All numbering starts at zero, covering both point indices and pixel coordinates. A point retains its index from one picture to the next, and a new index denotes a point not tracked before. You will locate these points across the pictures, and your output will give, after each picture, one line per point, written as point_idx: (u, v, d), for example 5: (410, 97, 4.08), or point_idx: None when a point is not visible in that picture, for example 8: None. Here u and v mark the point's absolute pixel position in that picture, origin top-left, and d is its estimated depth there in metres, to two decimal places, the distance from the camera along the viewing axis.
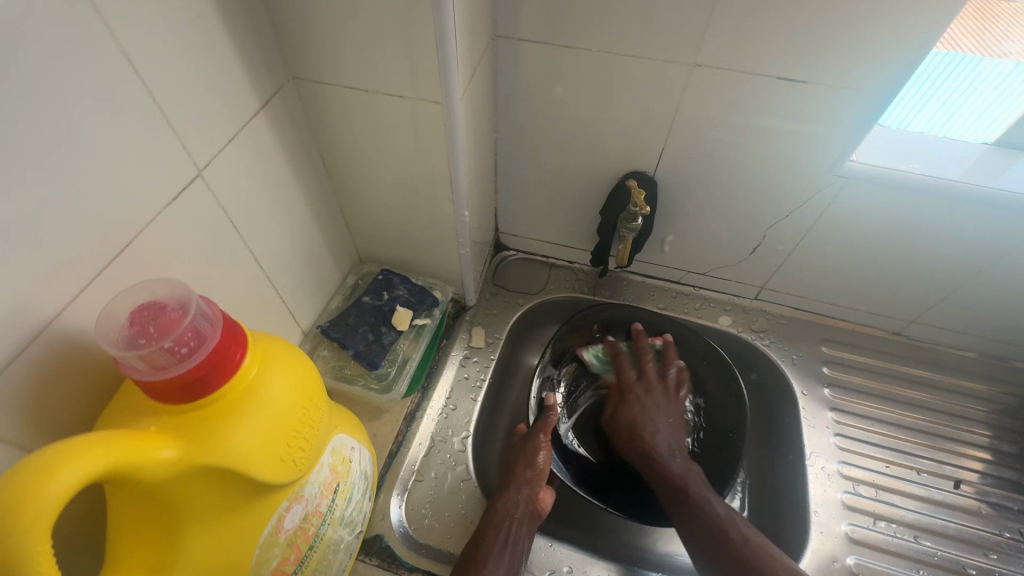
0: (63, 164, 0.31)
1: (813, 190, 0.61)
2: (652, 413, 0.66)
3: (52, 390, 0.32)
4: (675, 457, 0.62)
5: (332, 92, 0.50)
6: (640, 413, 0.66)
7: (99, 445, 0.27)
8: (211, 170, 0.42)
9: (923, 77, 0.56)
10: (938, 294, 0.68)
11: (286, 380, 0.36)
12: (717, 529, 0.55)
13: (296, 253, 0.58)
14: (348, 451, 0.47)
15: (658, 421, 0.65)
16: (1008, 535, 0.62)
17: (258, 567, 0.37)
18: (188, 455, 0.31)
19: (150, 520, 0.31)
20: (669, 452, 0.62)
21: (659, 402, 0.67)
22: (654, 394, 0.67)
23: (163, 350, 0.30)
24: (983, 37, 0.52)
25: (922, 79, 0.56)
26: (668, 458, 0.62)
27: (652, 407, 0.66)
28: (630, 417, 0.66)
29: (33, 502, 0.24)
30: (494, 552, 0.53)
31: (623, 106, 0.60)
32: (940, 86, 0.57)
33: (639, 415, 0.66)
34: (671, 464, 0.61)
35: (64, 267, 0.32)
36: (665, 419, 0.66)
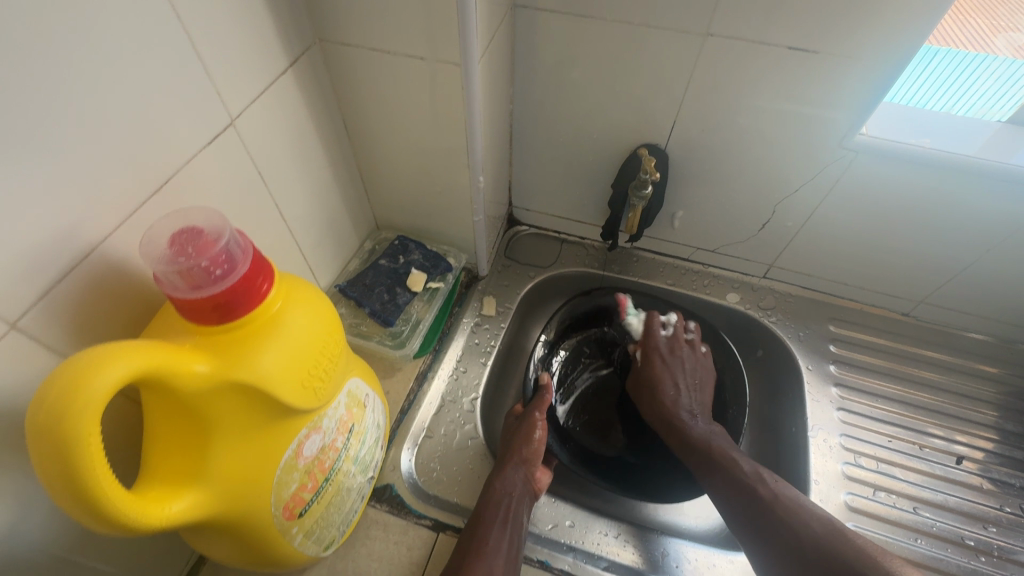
0: (108, 98, 0.33)
1: (823, 163, 0.62)
2: (677, 375, 0.69)
3: (97, 309, 0.35)
4: (698, 422, 0.65)
5: (356, 54, 0.53)
6: (667, 375, 0.68)
7: (142, 350, 0.30)
8: (242, 121, 0.45)
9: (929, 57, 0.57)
10: (947, 273, 0.69)
11: (307, 315, 0.39)
12: (744, 481, 0.56)
13: (318, 212, 0.60)
14: (364, 396, 0.50)
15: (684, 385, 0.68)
16: (1009, 511, 0.63)
17: (278, 489, 0.39)
18: (220, 371, 0.33)
19: (183, 430, 0.34)
20: (693, 416, 0.65)
21: (685, 364, 0.69)
22: (686, 356, 0.70)
23: (200, 269, 0.33)
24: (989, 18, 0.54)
25: (929, 58, 0.57)
26: (690, 422, 0.65)
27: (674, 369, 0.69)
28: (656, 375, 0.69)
29: (85, 390, 0.27)
30: (495, 526, 0.53)
31: (636, 77, 0.61)
32: (949, 65, 0.57)
33: (665, 375, 0.69)
34: (696, 428, 0.64)
35: (109, 195, 0.35)
36: (687, 379, 0.69)
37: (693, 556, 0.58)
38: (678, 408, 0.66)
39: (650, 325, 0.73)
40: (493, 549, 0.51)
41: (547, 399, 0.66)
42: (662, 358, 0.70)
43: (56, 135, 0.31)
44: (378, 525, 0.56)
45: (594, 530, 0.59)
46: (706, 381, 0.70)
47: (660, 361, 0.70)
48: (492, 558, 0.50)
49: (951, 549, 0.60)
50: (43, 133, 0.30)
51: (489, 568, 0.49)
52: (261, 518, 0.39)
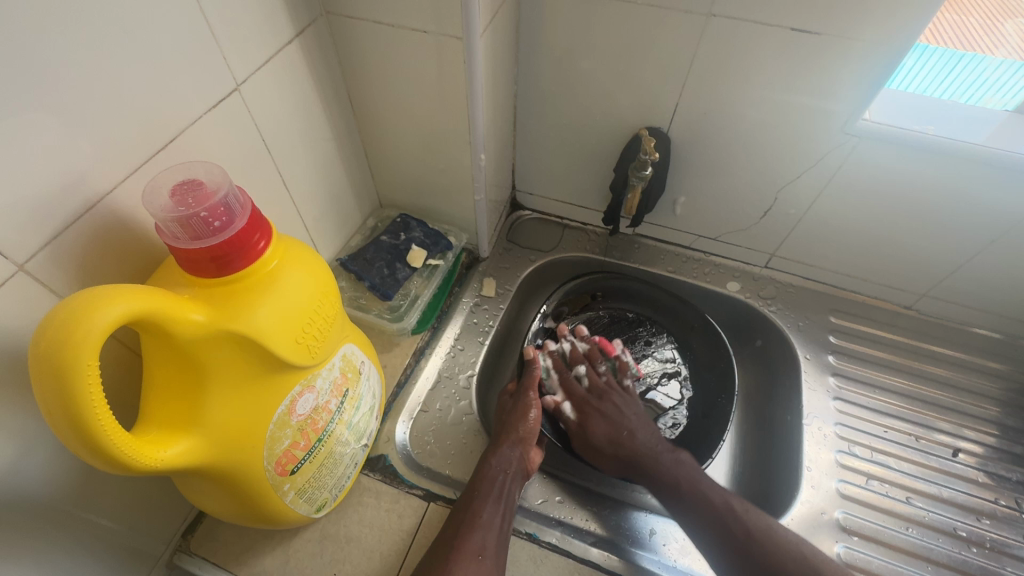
0: (116, 52, 0.34)
1: (825, 149, 0.62)
2: (622, 418, 0.64)
3: (102, 259, 0.37)
4: (661, 449, 0.61)
5: (361, 28, 0.53)
6: (609, 423, 0.64)
7: (140, 294, 0.31)
8: (248, 87, 0.46)
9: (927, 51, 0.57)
10: (950, 266, 0.68)
11: (304, 275, 0.40)
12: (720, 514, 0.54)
13: (321, 186, 0.61)
14: (359, 363, 0.50)
15: (631, 420, 0.64)
16: (1004, 504, 0.62)
17: (271, 443, 0.40)
18: (216, 320, 0.34)
19: (180, 377, 0.35)
20: (652, 448, 0.61)
21: (619, 406, 0.65)
22: (607, 398, 0.66)
23: (199, 219, 0.34)
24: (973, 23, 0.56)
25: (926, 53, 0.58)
26: (657, 453, 0.61)
27: (617, 412, 0.65)
28: (605, 424, 0.64)
29: (85, 326, 0.28)
30: (489, 502, 0.53)
31: (640, 59, 0.62)
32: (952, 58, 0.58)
33: (608, 425, 0.64)
34: (659, 459, 0.60)
35: (115, 150, 0.36)
36: (635, 417, 0.65)
37: (680, 536, 0.59)
38: (633, 447, 0.61)
39: (567, 382, 0.68)
40: (484, 525, 0.51)
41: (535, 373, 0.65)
42: (596, 408, 0.65)
43: (64, 84, 0.32)
44: (371, 493, 0.57)
45: (583, 507, 0.60)
46: (643, 416, 0.66)
47: (597, 412, 0.65)
48: (485, 534, 0.50)
49: (942, 539, 0.60)
50: (52, 82, 0.31)
51: (481, 543, 0.49)
52: (254, 470, 0.40)
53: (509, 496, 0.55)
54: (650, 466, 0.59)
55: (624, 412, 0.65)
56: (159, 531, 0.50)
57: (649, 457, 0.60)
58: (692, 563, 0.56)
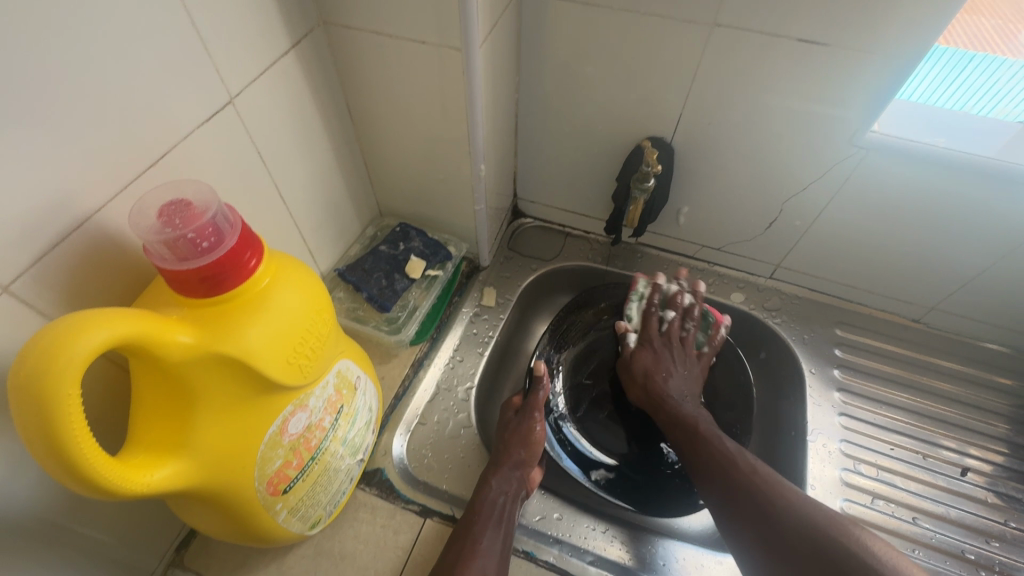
0: (103, 68, 0.34)
1: (833, 161, 0.60)
2: (666, 363, 0.69)
3: (89, 278, 0.36)
4: (687, 401, 0.65)
5: (359, 38, 0.53)
6: (656, 360, 0.69)
7: (125, 318, 0.30)
8: (242, 100, 0.45)
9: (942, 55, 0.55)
10: (959, 279, 0.66)
11: (296, 293, 0.39)
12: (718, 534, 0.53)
13: (319, 196, 0.61)
14: (355, 378, 0.50)
15: (671, 369, 0.68)
16: (1014, 526, 0.61)
17: (262, 464, 0.40)
18: (204, 342, 0.34)
19: (168, 399, 0.34)
20: (681, 396, 0.65)
21: (676, 356, 0.70)
22: (674, 347, 0.70)
23: (186, 241, 0.33)
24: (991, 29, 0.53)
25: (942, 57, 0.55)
26: (679, 402, 0.64)
27: (667, 359, 0.69)
28: (651, 359, 0.69)
29: (68, 352, 0.27)
30: (489, 525, 0.52)
31: (642, 67, 0.60)
32: (966, 64, 0.55)
33: (653, 364, 0.68)
34: (684, 406, 0.64)
35: (103, 168, 0.35)
36: (681, 371, 0.69)
37: (680, 554, 0.57)
38: (664, 391, 0.66)
39: (648, 316, 0.72)
40: (485, 550, 0.50)
41: (541, 395, 0.64)
42: (653, 347, 0.70)
43: (51, 103, 0.31)
44: (366, 508, 0.56)
45: (581, 525, 0.59)
46: (693, 375, 0.69)
47: (651, 349, 0.70)
48: (485, 558, 0.49)
49: (950, 562, 0.58)
50: (37, 100, 0.31)
51: (481, 569, 0.48)
52: (244, 491, 0.40)
53: (510, 517, 0.54)
54: (668, 406, 0.64)
55: (673, 362, 0.69)
56: (152, 547, 0.50)
57: (671, 399, 0.65)
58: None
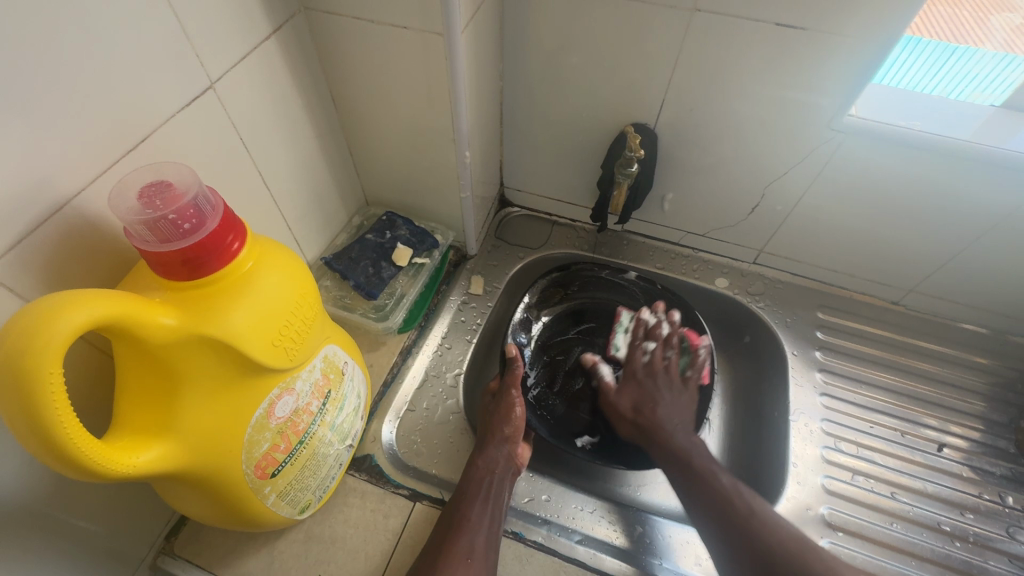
0: (82, 50, 0.34)
1: (812, 145, 0.61)
2: (656, 393, 0.64)
3: (71, 261, 0.36)
4: (676, 429, 0.60)
5: (341, 24, 0.53)
6: (644, 392, 0.64)
7: (107, 299, 0.30)
8: (223, 85, 0.45)
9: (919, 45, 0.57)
10: (935, 262, 0.68)
11: (280, 277, 0.39)
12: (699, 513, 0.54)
13: (304, 184, 0.61)
14: (342, 364, 0.50)
15: (665, 398, 0.63)
16: (988, 498, 0.63)
17: (249, 447, 0.40)
18: (188, 324, 0.34)
19: (153, 382, 0.34)
20: (672, 426, 0.60)
21: (664, 388, 0.64)
22: (661, 378, 0.65)
23: (167, 222, 0.33)
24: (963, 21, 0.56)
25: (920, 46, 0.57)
26: (671, 432, 0.60)
27: (657, 390, 0.64)
28: (643, 392, 0.64)
29: (49, 332, 0.27)
30: (477, 503, 0.53)
31: (625, 54, 0.61)
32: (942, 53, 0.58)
33: (643, 396, 0.64)
34: (675, 437, 0.59)
35: (82, 152, 0.35)
36: (671, 403, 0.63)
37: (671, 534, 0.58)
38: (654, 419, 0.61)
39: (632, 350, 0.68)
40: (473, 526, 0.51)
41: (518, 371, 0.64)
42: (639, 381, 0.65)
43: (26, 85, 0.31)
44: (356, 493, 0.57)
45: (570, 506, 0.59)
46: (682, 404, 0.63)
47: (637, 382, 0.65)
48: (473, 535, 0.50)
49: (927, 534, 0.60)
50: (12, 82, 0.31)
51: (469, 545, 0.49)
52: (232, 475, 0.40)
53: (498, 495, 0.55)
54: (657, 439, 0.59)
55: (662, 390, 0.64)
56: (141, 534, 0.50)
57: (662, 430, 0.60)
58: (679, 560, 0.57)
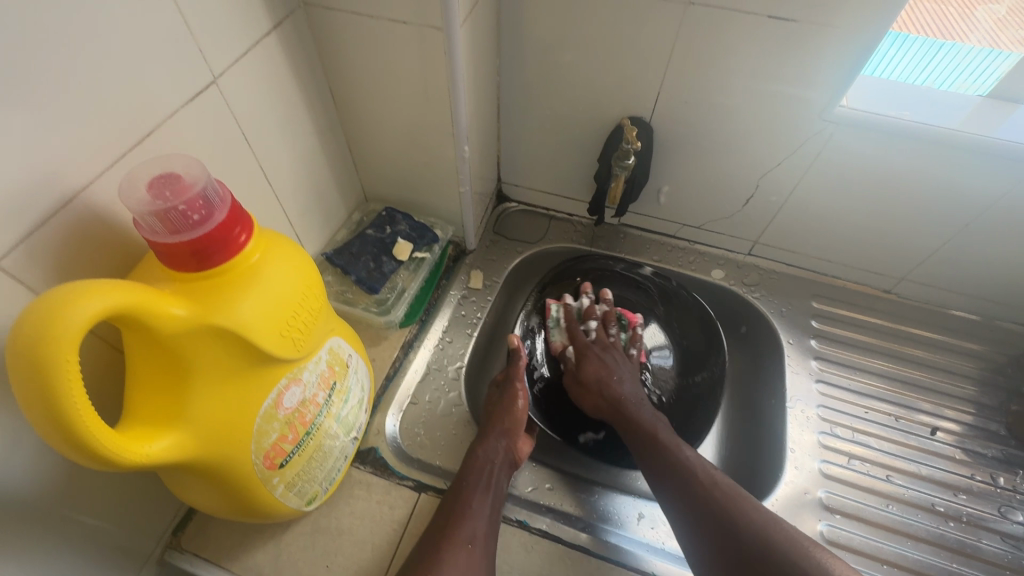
0: (89, 44, 0.34)
1: (805, 136, 0.63)
2: (614, 366, 0.66)
3: (79, 254, 0.36)
4: (642, 406, 0.61)
5: (340, 19, 0.53)
6: (603, 365, 0.66)
7: (119, 288, 0.31)
8: (226, 80, 0.45)
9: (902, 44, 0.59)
10: (926, 249, 0.69)
11: (286, 268, 0.40)
12: None
13: (304, 180, 0.61)
14: (347, 356, 0.51)
15: (621, 371, 0.66)
16: (980, 479, 0.64)
17: (258, 437, 0.41)
18: (198, 314, 0.34)
19: (163, 372, 0.35)
20: (636, 399, 0.62)
21: (617, 361, 0.67)
22: (610, 352, 0.68)
23: (177, 213, 0.34)
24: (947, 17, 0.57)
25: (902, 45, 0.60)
26: (636, 402, 0.61)
27: (612, 361, 0.66)
28: (600, 364, 0.66)
29: (64, 320, 0.28)
30: (478, 490, 0.54)
31: (620, 48, 0.62)
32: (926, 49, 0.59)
33: (602, 369, 0.65)
34: (644, 416, 0.60)
35: (89, 146, 0.36)
36: (628, 373, 0.66)
37: (628, 506, 0.61)
38: (619, 392, 0.63)
39: (573, 332, 0.71)
40: (474, 513, 0.51)
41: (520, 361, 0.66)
42: (595, 353, 0.68)
43: (35, 79, 0.32)
44: (361, 485, 0.57)
45: (569, 497, 0.60)
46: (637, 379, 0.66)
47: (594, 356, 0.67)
48: (476, 521, 0.51)
49: (921, 515, 0.61)
50: (22, 76, 0.31)
51: (472, 531, 0.50)
52: (241, 465, 0.41)
53: (498, 484, 0.56)
54: (627, 410, 0.61)
55: (619, 362, 0.67)
56: (149, 529, 0.50)
57: (630, 401, 0.62)
58: (642, 531, 0.58)
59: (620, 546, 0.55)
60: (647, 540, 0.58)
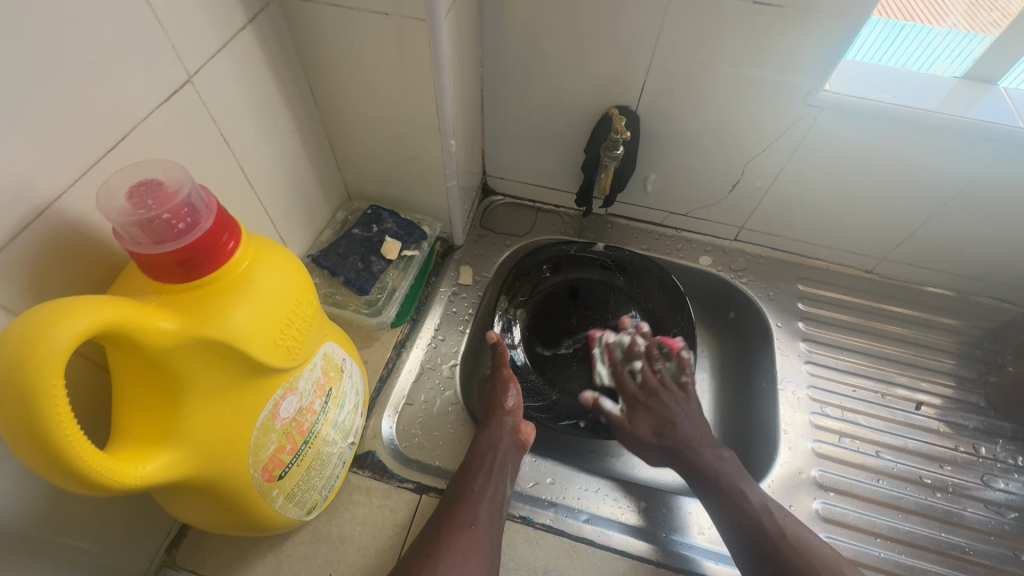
0: (54, 42, 0.32)
1: (790, 121, 0.63)
2: (668, 410, 0.63)
3: (54, 268, 0.34)
4: (704, 441, 0.60)
5: (317, 12, 0.51)
6: (658, 416, 0.63)
7: (104, 304, 0.29)
8: (201, 78, 0.43)
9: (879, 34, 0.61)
10: (906, 230, 0.71)
11: (277, 274, 0.38)
12: None
13: (286, 180, 0.59)
14: (340, 361, 0.49)
15: (676, 410, 0.63)
16: (964, 450, 0.66)
17: (256, 450, 0.39)
18: (188, 327, 0.33)
19: (154, 389, 0.33)
20: (696, 440, 0.60)
21: (673, 404, 0.64)
22: (666, 394, 0.64)
23: (161, 222, 0.32)
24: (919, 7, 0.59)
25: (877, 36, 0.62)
26: (700, 449, 0.59)
27: (670, 405, 0.63)
28: (655, 411, 0.63)
29: (48, 340, 0.26)
30: (479, 474, 0.54)
31: (606, 37, 0.61)
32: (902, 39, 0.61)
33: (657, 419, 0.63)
34: (705, 452, 0.59)
35: (59, 154, 0.33)
36: (687, 413, 0.63)
37: (673, 505, 0.60)
38: (677, 442, 0.60)
39: (619, 377, 0.67)
40: (478, 498, 0.52)
41: (504, 354, 0.66)
42: (645, 404, 0.64)
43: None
44: (361, 491, 0.56)
45: (574, 486, 0.60)
46: (685, 413, 0.63)
47: (645, 409, 0.63)
48: (477, 504, 0.51)
49: (910, 488, 0.63)
50: None
51: (474, 514, 0.50)
52: (240, 479, 0.39)
53: (503, 469, 0.56)
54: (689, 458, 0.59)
55: (674, 406, 0.64)
56: (141, 549, 0.48)
57: (691, 449, 0.59)
58: (683, 528, 0.59)
59: (681, 553, 0.55)
60: (700, 542, 0.58)
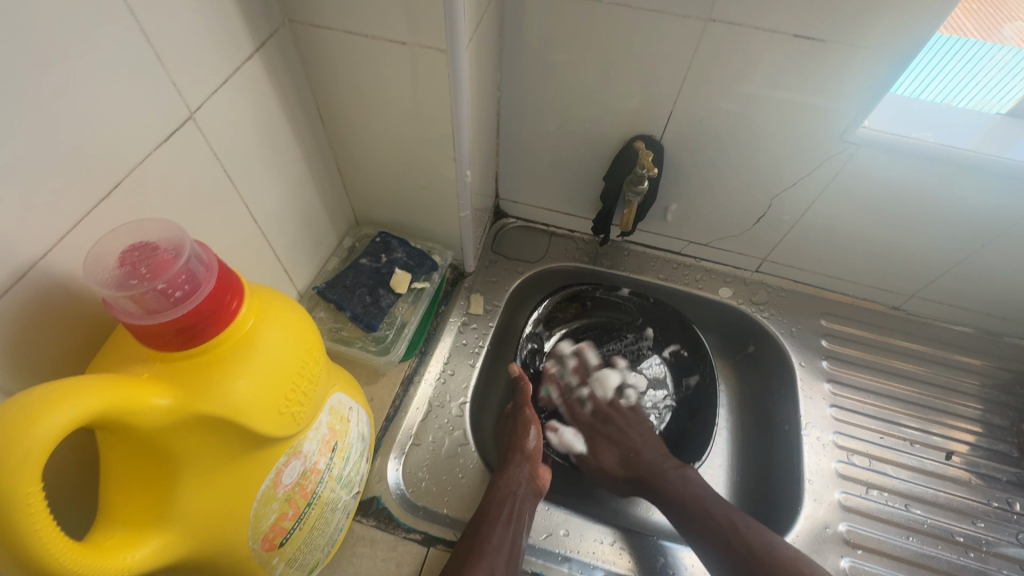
0: (37, 84, 0.28)
1: (824, 157, 0.60)
2: (626, 435, 0.66)
3: (39, 331, 0.31)
4: (667, 465, 0.62)
5: (329, 38, 0.48)
6: (619, 439, 0.65)
7: (90, 387, 0.26)
8: (204, 114, 0.40)
9: (926, 61, 0.57)
10: (938, 269, 0.68)
11: (284, 332, 0.35)
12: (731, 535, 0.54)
13: (292, 210, 0.56)
14: (347, 411, 0.46)
15: (637, 438, 0.65)
16: (996, 505, 0.64)
17: (256, 521, 0.36)
18: (184, 403, 0.30)
19: (146, 468, 0.31)
20: (659, 462, 0.62)
21: (625, 425, 0.67)
22: (620, 419, 0.68)
23: (156, 292, 0.30)
24: (983, 27, 0.53)
25: (923, 64, 0.57)
26: (659, 460, 0.62)
27: (626, 430, 0.66)
28: (617, 436, 0.66)
29: (25, 441, 0.23)
30: (497, 527, 0.51)
31: (632, 64, 0.58)
32: (947, 70, 0.57)
33: (620, 442, 0.65)
34: (666, 467, 0.61)
35: (45, 210, 0.30)
36: (639, 436, 0.66)
37: (679, 557, 0.57)
38: (641, 466, 0.62)
39: (571, 405, 0.70)
40: (494, 553, 0.49)
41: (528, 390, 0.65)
42: (603, 432, 0.67)
43: None
44: (365, 542, 0.53)
45: (588, 538, 0.57)
46: (651, 434, 0.67)
47: (604, 437, 0.66)
48: (493, 560, 0.48)
49: (942, 546, 0.61)
50: None
51: (490, 569, 0.48)
52: (238, 551, 0.36)
53: (520, 518, 0.53)
54: (657, 479, 0.60)
55: (629, 430, 0.66)
56: None
57: (654, 471, 0.61)
58: None
59: None
60: None
